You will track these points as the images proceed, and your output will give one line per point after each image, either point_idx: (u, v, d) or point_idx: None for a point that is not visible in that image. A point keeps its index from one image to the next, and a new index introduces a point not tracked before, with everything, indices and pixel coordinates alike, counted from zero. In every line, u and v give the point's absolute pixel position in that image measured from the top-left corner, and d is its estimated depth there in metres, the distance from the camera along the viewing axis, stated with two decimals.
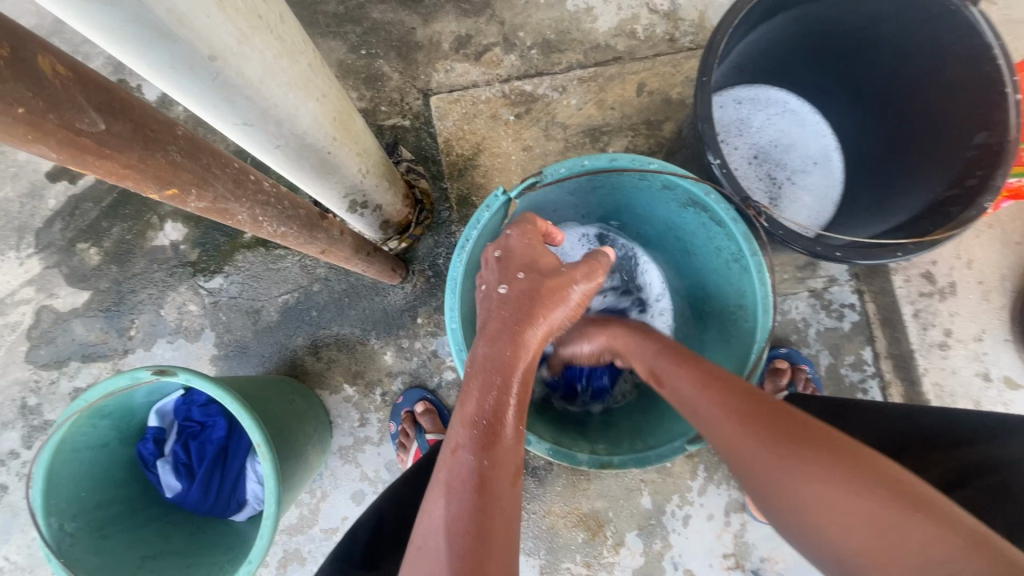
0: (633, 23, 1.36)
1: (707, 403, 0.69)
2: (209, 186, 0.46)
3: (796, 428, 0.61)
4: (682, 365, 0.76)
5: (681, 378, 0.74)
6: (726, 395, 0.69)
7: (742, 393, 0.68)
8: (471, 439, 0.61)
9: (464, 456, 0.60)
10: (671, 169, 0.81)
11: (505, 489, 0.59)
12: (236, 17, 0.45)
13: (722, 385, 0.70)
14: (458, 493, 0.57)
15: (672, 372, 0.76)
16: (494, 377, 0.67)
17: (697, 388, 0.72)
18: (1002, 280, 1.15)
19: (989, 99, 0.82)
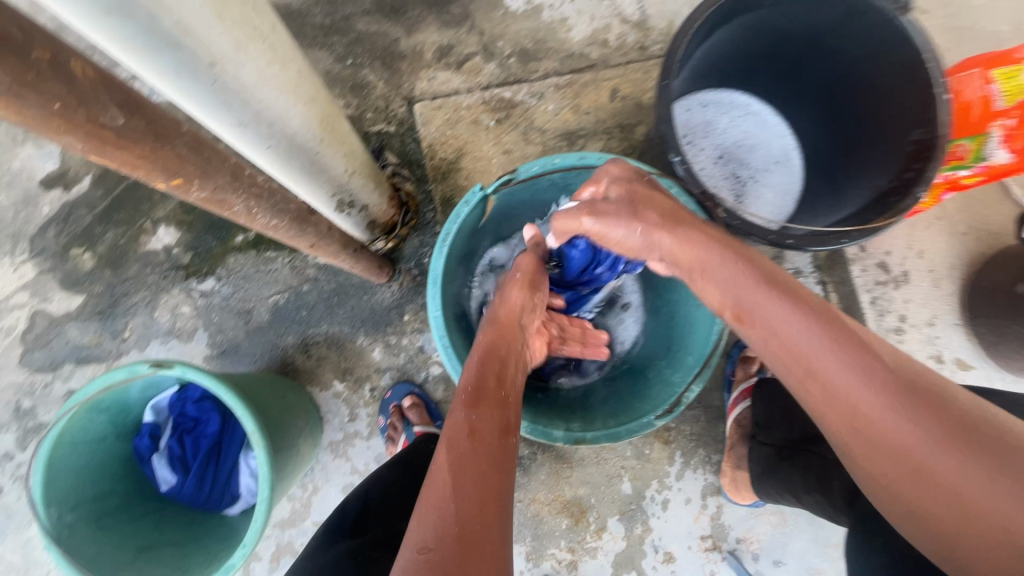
0: (606, 33, 1.43)
1: (826, 355, 0.58)
2: (210, 177, 0.51)
3: (939, 401, 0.53)
4: (789, 302, 0.63)
5: (786, 319, 0.62)
6: (851, 348, 0.58)
7: (865, 345, 0.58)
8: (461, 402, 0.73)
9: (460, 412, 0.71)
10: (635, 166, 0.88)
11: (492, 439, 0.69)
12: (233, 27, 0.51)
13: (842, 334, 0.59)
14: (454, 440, 0.67)
15: (771, 308, 0.64)
16: (488, 360, 0.80)
17: (811, 334, 0.60)
18: (951, 268, 1.23)
19: (923, 98, 0.90)
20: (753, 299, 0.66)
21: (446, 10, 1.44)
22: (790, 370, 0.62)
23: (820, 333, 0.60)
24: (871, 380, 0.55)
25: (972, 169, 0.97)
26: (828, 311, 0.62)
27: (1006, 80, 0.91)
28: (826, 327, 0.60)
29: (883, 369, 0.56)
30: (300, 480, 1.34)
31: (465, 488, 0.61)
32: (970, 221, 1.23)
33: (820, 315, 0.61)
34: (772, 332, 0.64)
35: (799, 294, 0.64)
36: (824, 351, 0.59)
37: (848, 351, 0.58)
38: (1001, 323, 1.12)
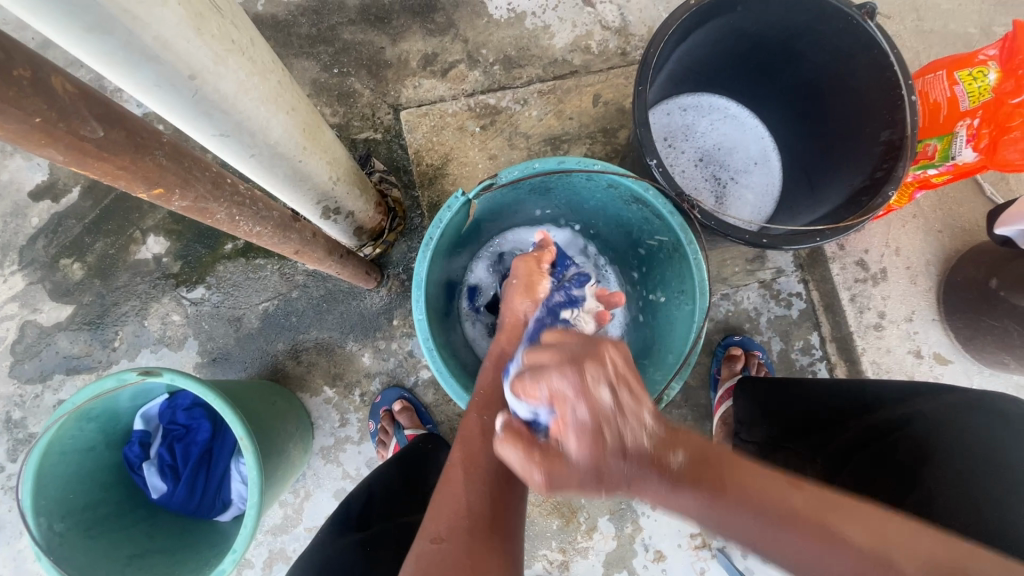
0: (587, 39, 1.46)
1: (806, 558, 0.54)
2: (191, 186, 0.53)
3: (930, 571, 0.50)
4: (726, 510, 0.56)
5: (741, 528, 0.56)
6: (821, 545, 0.53)
7: (820, 529, 0.54)
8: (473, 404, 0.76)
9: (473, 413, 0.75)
10: (613, 170, 0.90)
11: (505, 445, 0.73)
12: (212, 41, 0.52)
13: (806, 530, 0.54)
14: (469, 440, 0.71)
15: (724, 519, 0.56)
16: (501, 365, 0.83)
17: (782, 541, 0.54)
18: (928, 264, 1.26)
19: (892, 100, 0.93)
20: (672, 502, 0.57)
21: (430, 19, 1.46)
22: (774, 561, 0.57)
23: (788, 540, 0.54)
24: (864, 575, 0.52)
25: (940, 168, 1.00)
26: (762, 492, 0.56)
27: (969, 82, 0.94)
28: (792, 530, 0.54)
29: (861, 556, 0.52)
30: (292, 486, 1.35)
31: (477, 485, 0.66)
32: (945, 219, 1.26)
33: (760, 512, 0.55)
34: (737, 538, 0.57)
35: (726, 481, 0.57)
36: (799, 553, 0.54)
37: (822, 546, 0.53)
38: (976, 318, 1.15)
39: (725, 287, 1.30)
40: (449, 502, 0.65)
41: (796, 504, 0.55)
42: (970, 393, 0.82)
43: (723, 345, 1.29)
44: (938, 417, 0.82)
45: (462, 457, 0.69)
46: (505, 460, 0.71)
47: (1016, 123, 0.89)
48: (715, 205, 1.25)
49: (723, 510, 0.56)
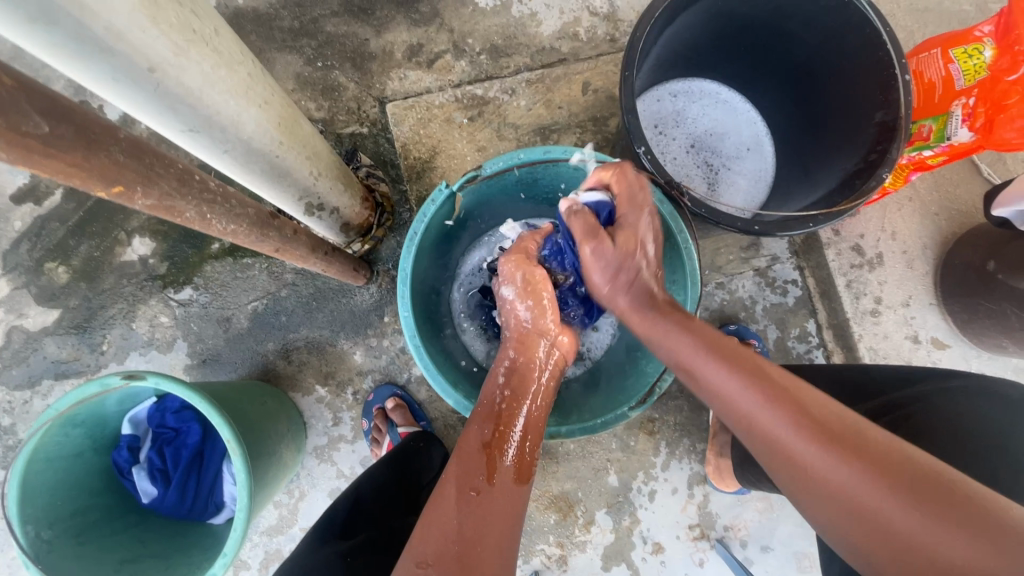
0: (575, 26, 1.43)
1: (805, 449, 0.58)
2: (154, 184, 0.51)
3: (920, 471, 0.53)
4: (753, 388, 0.63)
5: (759, 411, 0.61)
6: (827, 438, 0.57)
7: (837, 428, 0.58)
8: (479, 413, 0.76)
9: (474, 425, 0.74)
10: (600, 158, 0.88)
11: (507, 480, 0.69)
12: (170, 31, 0.50)
13: (816, 420, 0.58)
14: (468, 453, 0.70)
15: (749, 406, 0.62)
16: (508, 376, 0.81)
17: (790, 432, 0.59)
18: (924, 248, 1.24)
19: (884, 80, 0.91)
20: (707, 373, 0.67)
21: (414, 9, 1.43)
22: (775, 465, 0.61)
23: (802, 429, 0.58)
24: (861, 472, 0.54)
25: (935, 149, 0.97)
26: (795, 388, 0.62)
27: (964, 60, 0.92)
28: (807, 423, 0.58)
29: (861, 447, 0.56)
30: (286, 487, 1.34)
31: (471, 506, 0.64)
32: (941, 202, 1.24)
33: (744, 368, 0.65)
34: (748, 424, 0.63)
35: (760, 370, 0.64)
36: (800, 446, 0.58)
37: (830, 441, 0.57)
38: (973, 301, 1.13)
39: (720, 275, 1.28)
40: (440, 522, 0.62)
41: (821, 406, 0.60)
42: (974, 377, 0.79)
43: None
44: (940, 402, 0.79)
45: (458, 474, 0.67)
46: (499, 479, 0.69)
47: (1013, 100, 0.86)
48: (708, 192, 1.23)
49: (754, 391, 0.62)
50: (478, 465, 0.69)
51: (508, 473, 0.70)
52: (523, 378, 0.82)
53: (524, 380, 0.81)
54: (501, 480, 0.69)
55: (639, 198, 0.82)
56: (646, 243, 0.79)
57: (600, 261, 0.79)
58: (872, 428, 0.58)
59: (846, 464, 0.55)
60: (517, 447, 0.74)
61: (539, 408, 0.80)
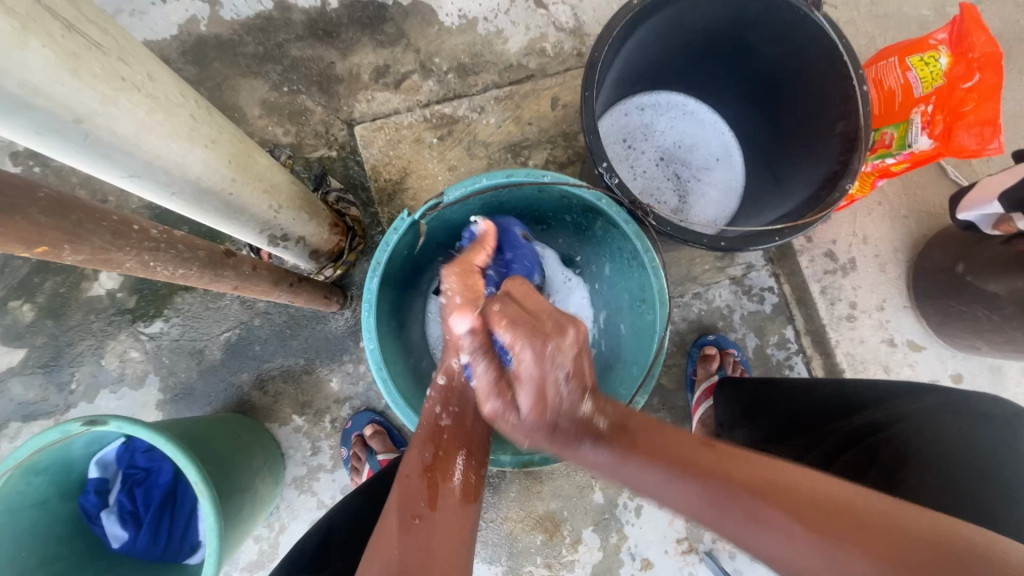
0: (542, 42, 1.43)
1: (735, 523, 0.58)
2: (84, 240, 0.49)
3: (842, 514, 0.54)
4: (667, 469, 0.64)
5: (675, 492, 0.62)
6: (750, 506, 0.58)
7: (754, 485, 0.59)
8: (418, 436, 0.74)
9: (414, 450, 0.72)
10: (563, 180, 0.88)
11: (452, 504, 0.67)
12: (95, 81, 0.49)
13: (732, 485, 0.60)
14: (411, 477, 0.68)
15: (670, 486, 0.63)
16: (443, 401, 0.78)
17: (714, 508, 0.59)
18: (896, 251, 1.24)
19: (843, 91, 0.91)
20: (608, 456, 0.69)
21: (380, 30, 1.42)
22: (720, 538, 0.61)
23: (722, 504, 0.59)
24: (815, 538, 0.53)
25: (898, 157, 0.97)
26: (699, 457, 0.64)
27: (922, 67, 0.93)
28: (728, 495, 0.59)
29: (802, 503, 0.56)
30: (265, 520, 1.31)
31: (412, 533, 0.62)
32: (910, 204, 1.25)
33: (685, 457, 0.64)
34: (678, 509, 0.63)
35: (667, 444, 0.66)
36: (729, 521, 0.59)
37: (750, 502, 0.58)
38: (946, 304, 1.13)
39: (696, 286, 1.28)
40: (382, 552, 0.60)
41: (736, 466, 0.61)
42: (952, 393, 0.81)
43: (698, 345, 1.26)
44: (917, 420, 0.80)
45: (400, 501, 0.66)
46: (442, 503, 0.67)
47: (969, 107, 0.87)
48: (679, 204, 1.22)
49: (670, 474, 0.63)
50: (421, 489, 0.67)
51: (451, 496, 0.68)
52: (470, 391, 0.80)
53: (469, 400, 0.79)
54: (446, 503, 0.67)
55: (552, 328, 0.69)
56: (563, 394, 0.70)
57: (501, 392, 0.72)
58: (788, 475, 0.59)
59: (778, 526, 0.55)
60: (461, 470, 0.72)
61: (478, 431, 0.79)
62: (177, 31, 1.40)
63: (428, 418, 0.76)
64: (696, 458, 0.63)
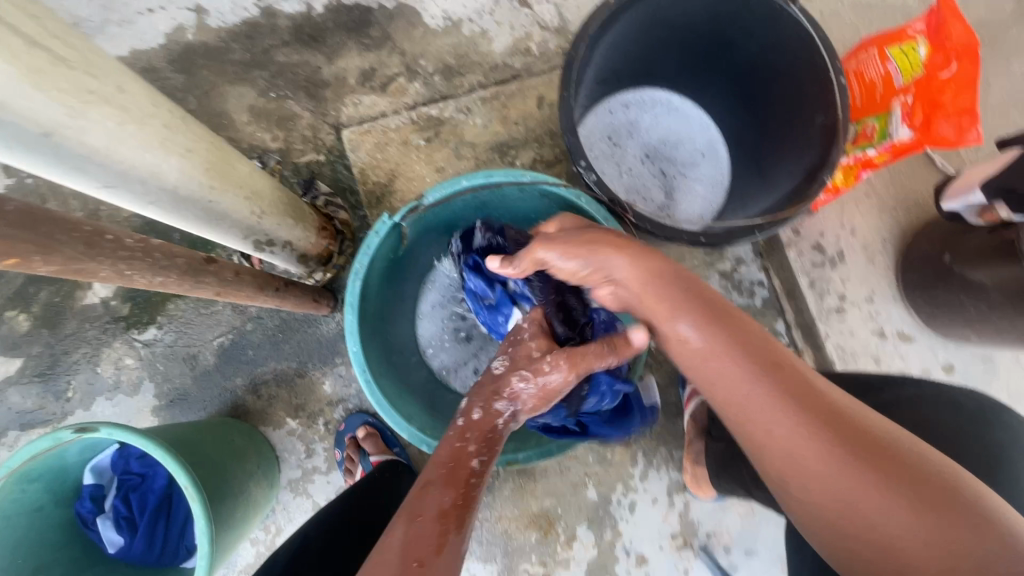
0: (527, 41, 1.43)
1: (799, 433, 0.60)
2: (55, 251, 0.50)
3: (909, 467, 0.56)
4: (757, 372, 0.65)
5: (756, 390, 0.64)
6: (826, 424, 0.60)
7: (836, 414, 0.61)
8: (440, 475, 0.72)
9: (434, 490, 0.69)
10: (542, 179, 0.89)
11: (456, 558, 0.63)
12: (61, 94, 0.50)
13: (815, 408, 0.61)
14: (422, 517, 0.65)
15: (752, 388, 0.64)
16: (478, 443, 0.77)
17: (790, 413, 0.61)
18: (884, 243, 1.24)
19: (821, 84, 0.91)
20: (701, 338, 0.69)
21: (365, 34, 1.42)
22: (760, 443, 0.63)
23: (799, 416, 0.61)
24: (841, 452, 0.58)
25: (879, 148, 0.97)
26: (795, 373, 0.65)
27: (901, 58, 0.93)
28: (809, 409, 0.61)
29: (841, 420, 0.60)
30: (261, 523, 1.32)
31: None
32: (898, 195, 1.24)
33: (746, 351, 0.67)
34: (756, 425, 0.63)
35: (765, 349, 0.67)
36: (798, 437, 0.60)
37: (824, 425, 0.60)
38: (934, 294, 1.13)
39: None
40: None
41: (826, 392, 0.63)
42: (934, 387, 0.81)
43: None
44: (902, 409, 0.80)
45: (406, 542, 0.62)
46: (447, 554, 0.63)
47: (948, 96, 0.87)
48: (665, 200, 1.22)
49: (761, 376, 0.64)
50: (431, 533, 0.64)
51: (459, 544, 0.65)
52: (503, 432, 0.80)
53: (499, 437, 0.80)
54: (454, 552, 0.63)
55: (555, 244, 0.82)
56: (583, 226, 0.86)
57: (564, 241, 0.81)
58: (868, 420, 0.61)
59: (846, 451, 0.58)
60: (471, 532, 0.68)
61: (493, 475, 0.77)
62: (165, 39, 1.41)
63: (453, 449, 0.75)
64: (756, 354, 0.67)
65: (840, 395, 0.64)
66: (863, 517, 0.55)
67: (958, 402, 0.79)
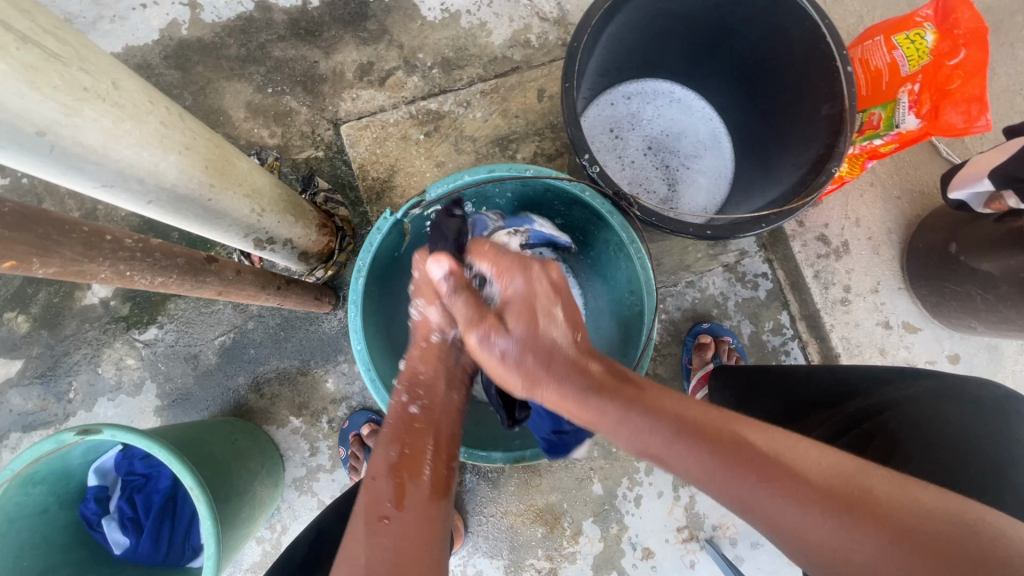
0: (526, 33, 1.41)
1: (833, 542, 0.51)
2: (53, 253, 0.49)
3: (954, 535, 0.47)
4: (755, 479, 0.55)
5: (766, 503, 0.54)
6: (854, 517, 0.51)
7: (857, 497, 0.52)
8: (386, 435, 0.71)
9: (380, 448, 0.69)
10: (546, 173, 0.88)
11: (420, 502, 0.64)
12: (56, 93, 0.49)
13: (833, 501, 0.52)
14: (379, 479, 0.65)
15: (763, 499, 0.54)
16: (409, 390, 0.76)
17: (802, 515, 0.53)
18: (889, 233, 1.23)
19: (827, 72, 0.90)
20: (682, 458, 0.59)
21: (362, 27, 1.41)
22: (807, 560, 0.54)
23: (825, 520, 0.52)
24: (863, 538, 0.50)
25: (885, 137, 0.96)
26: (791, 456, 0.56)
27: (908, 45, 0.91)
28: (821, 505, 0.52)
29: (843, 499, 0.52)
30: (266, 522, 1.32)
31: (379, 538, 0.59)
32: (903, 184, 1.23)
33: (712, 438, 0.58)
34: (770, 523, 0.55)
35: (741, 443, 0.57)
36: (817, 532, 0.52)
37: (842, 519, 0.51)
38: (940, 284, 1.12)
39: (689, 274, 1.27)
40: (351, 561, 0.58)
41: (821, 469, 0.54)
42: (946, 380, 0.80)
43: (692, 334, 1.25)
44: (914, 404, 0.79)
45: (366, 503, 0.63)
46: (411, 500, 0.64)
47: (956, 84, 0.86)
48: (668, 193, 1.22)
49: (764, 483, 0.55)
50: (386, 489, 0.64)
51: (417, 490, 0.65)
52: (427, 356, 0.80)
53: (431, 360, 0.80)
54: (414, 502, 0.64)
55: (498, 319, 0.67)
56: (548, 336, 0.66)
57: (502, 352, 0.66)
58: (885, 485, 0.52)
59: (876, 543, 0.49)
60: (430, 464, 0.69)
61: (443, 414, 0.77)
62: (159, 35, 1.39)
63: (394, 407, 0.74)
64: (727, 443, 0.58)
65: (843, 458, 0.56)
66: None
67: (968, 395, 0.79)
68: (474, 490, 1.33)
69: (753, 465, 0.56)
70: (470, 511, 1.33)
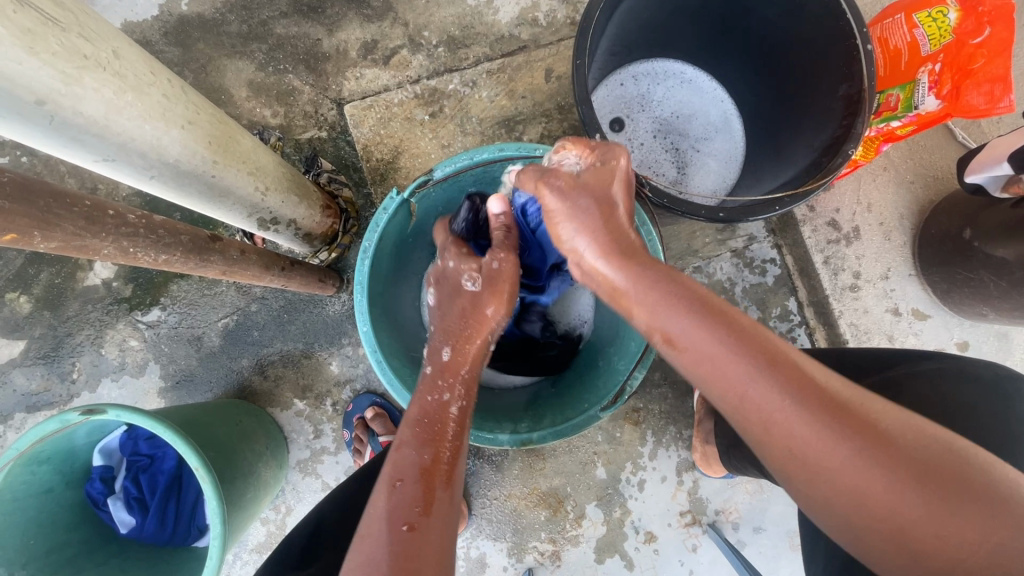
0: (534, 11, 1.38)
1: (810, 434, 0.52)
2: (54, 227, 0.48)
3: (930, 459, 0.50)
4: (757, 365, 0.55)
5: (751, 384, 0.55)
6: (839, 420, 0.52)
7: (853, 408, 0.53)
8: (412, 436, 0.69)
9: (409, 448, 0.67)
10: (555, 154, 0.86)
11: (447, 511, 0.63)
12: (55, 60, 0.47)
13: (825, 403, 0.53)
14: (403, 482, 0.63)
15: (761, 387, 0.55)
16: (447, 387, 0.76)
17: (794, 406, 0.53)
18: (901, 219, 1.22)
19: (845, 51, 0.87)
20: (691, 334, 0.59)
21: (366, 4, 1.37)
22: (764, 447, 0.56)
23: (807, 415, 0.53)
24: (847, 441, 0.51)
25: (903, 119, 0.94)
26: (800, 363, 0.56)
27: (928, 24, 0.90)
28: (815, 404, 0.53)
29: (832, 401, 0.53)
30: (271, 503, 1.32)
31: (404, 540, 0.58)
32: (916, 169, 1.21)
33: (723, 324, 0.59)
34: (750, 408, 0.55)
35: (757, 337, 0.58)
36: (803, 426, 0.53)
37: (833, 418, 0.52)
38: (952, 270, 1.11)
39: (697, 259, 1.25)
40: (370, 560, 0.56)
41: (827, 382, 0.55)
42: (963, 362, 0.78)
43: None
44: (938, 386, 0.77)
45: (391, 505, 0.61)
46: (438, 505, 0.62)
47: (979, 64, 0.85)
48: (677, 176, 1.20)
49: (769, 376, 0.55)
50: (416, 493, 0.62)
51: (446, 495, 0.64)
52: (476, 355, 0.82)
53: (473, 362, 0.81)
54: (442, 507, 0.62)
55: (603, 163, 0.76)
56: (614, 199, 0.72)
57: (570, 205, 0.72)
58: (888, 409, 0.54)
59: (859, 447, 0.51)
60: (458, 471, 0.67)
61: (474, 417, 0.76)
62: (158, 11, 1.36)
63: (426, 403, 0.73)
64: (737, 330, 0.58)
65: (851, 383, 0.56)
66: (878, 512, 0.50)
67: (992, 376, 0.76)
68: (477, 474, 1.34)
69: (756, 351, 0.56)
70: (474, 494, 1.34)
